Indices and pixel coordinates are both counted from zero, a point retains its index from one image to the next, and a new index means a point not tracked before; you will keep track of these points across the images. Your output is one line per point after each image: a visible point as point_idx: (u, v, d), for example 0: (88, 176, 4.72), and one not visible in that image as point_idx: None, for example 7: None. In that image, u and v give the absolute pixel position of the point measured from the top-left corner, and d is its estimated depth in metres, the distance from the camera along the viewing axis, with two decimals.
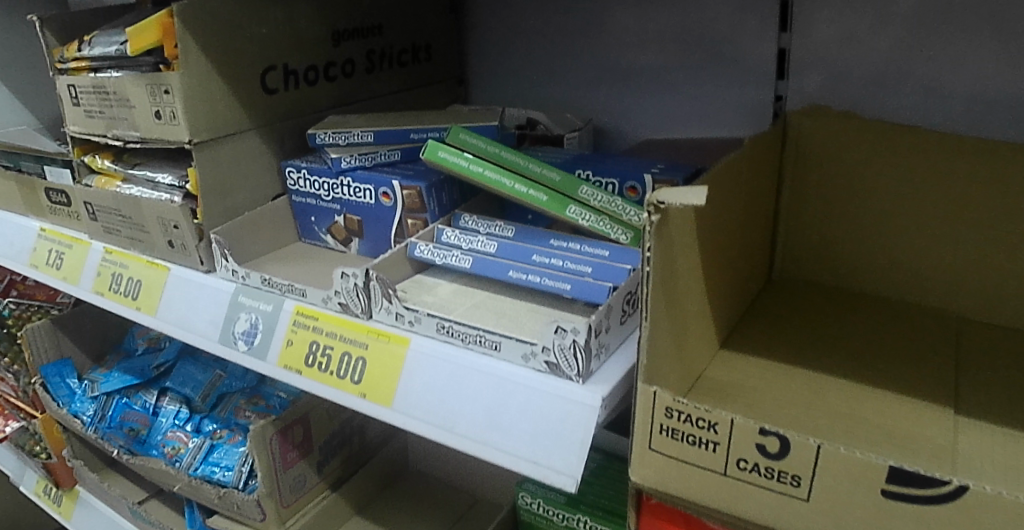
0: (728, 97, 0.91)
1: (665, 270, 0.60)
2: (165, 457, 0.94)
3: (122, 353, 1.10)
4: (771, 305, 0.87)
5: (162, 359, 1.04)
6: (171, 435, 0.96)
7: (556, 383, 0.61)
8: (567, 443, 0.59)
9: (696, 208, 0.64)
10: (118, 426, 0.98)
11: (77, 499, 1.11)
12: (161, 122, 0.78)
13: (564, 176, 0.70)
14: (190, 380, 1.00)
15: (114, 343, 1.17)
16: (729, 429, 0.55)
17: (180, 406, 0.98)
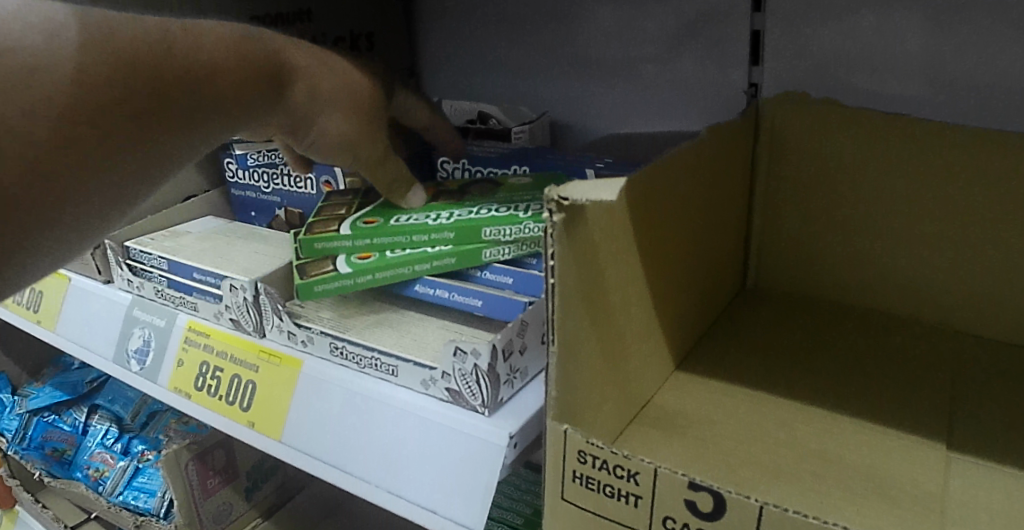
0: (696, 85, 0.83)
1: (585, 281, 0.51)
2: (88, 479, 0.91)
3: (61, 366, 1.08)
4: (741, 319, 0.77)
5: (95, 375, 1.04)
6: (97, 457, 0.92)
7: (459, 415, 0.52)
8: (468, 488, 0.50)
9: (630, 208, 0.55)
10: (39, 446, 0.95)
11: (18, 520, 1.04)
12: None
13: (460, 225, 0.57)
14: (121, 397, 1.00)
15: (53, 357, 1.12)
16: (653, 481, 0.45)
17: (110, 424, 0.96)
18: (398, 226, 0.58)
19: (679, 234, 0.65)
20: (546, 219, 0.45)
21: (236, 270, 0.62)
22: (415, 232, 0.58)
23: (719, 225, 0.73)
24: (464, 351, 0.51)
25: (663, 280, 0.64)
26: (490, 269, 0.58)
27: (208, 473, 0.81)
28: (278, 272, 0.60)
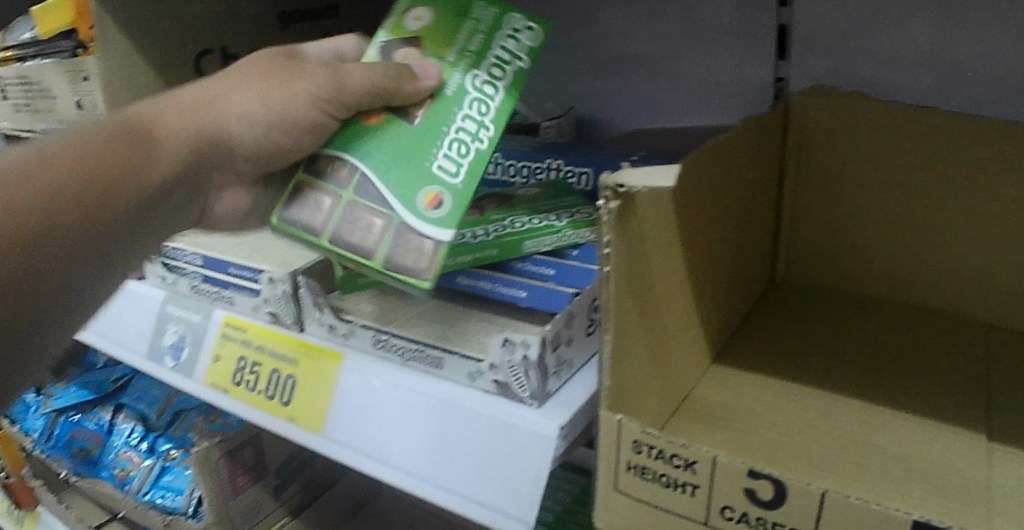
0: (722, 81, 0.82)
1: (633, 270, 0.51)
2: (115, 479, 0.92)
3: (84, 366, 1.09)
4: (774, 311, 0.77)
5: (118, 374, 1.03)
6: (123, 456, 0.93)
7: (506, 407, 0.52)
8: (519, 480, 0.50)
9: (674, 197, 0.55)
10: (66, 445, 0.97)
11: (39, 520, 1.03)
12: (82, 112, 0.68)
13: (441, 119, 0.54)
14: (146, 396, 0.98)
15: (76, 356, 1.11)
16: (711, 470, 0.45)
17: (134, 423, 0.95)
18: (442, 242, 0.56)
19: (715, 226, 0.65)
20: (602, 207, 0.46)
21: (271, 263, 0.61)
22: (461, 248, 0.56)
23: (751, 220, 0.73)
24: (513, 342, 0.50)
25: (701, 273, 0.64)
26: (531, 260, 0.58)
27: (238, 471, 0.81)
28: (316, 265, 0.59)
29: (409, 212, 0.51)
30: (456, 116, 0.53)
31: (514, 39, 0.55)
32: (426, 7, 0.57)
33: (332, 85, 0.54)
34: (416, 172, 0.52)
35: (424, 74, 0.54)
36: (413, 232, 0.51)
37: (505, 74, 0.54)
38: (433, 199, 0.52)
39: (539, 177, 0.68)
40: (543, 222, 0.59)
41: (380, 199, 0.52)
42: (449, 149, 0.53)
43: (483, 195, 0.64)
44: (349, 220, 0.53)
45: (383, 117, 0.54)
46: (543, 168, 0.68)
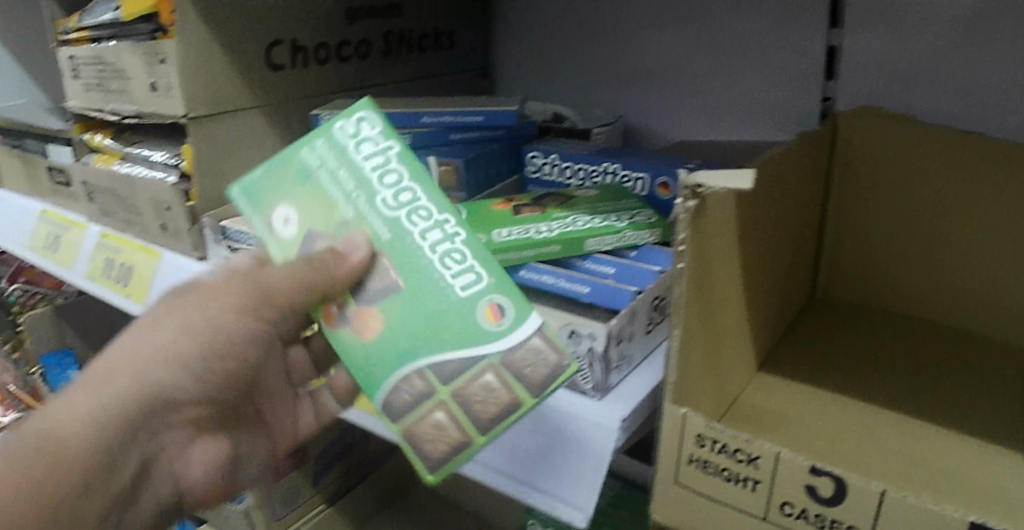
0: (770, 97, 0.84)
1: (698, 271, 0.52)
2: None
3: None
4: (816, 325, 0.78)
5: None
6: None
7: (568, 396, 0.54)
8: (579, 470, 0.52)
9: (736, 204, 0.57)
10: None
11: None
12: (156, 94, 0.69)
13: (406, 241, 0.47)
14: None
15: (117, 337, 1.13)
16: (773, 465, 0.47)
17: None
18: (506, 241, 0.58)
19: (768, 238, 0.67)
20: (679, 206, 0.49)
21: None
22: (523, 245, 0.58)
23: (798, 233, 0.75)
24: (581, 334, 0.52)
25: (754, 283, 0.65)
26: (592, 258, 0.60)
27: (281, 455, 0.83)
28: None
29: (490, 346, 0.46)
30: (414, 238, 0.47)
31: (349, 127, 0.48)
32: (280, 202, 0.49)
33: (287, 287, 0.47)
34: (459, 317, 0.47)
35: (350, 249, 0.47)
36: (512, 356, 0.46)
37: (389, 164, 0.48)
38: (495, 307, 0.47)
39: (595, 181, 0.69)
40: (604, 223, 0.60)
41: (463, 368, 0.47)
42: (449, 267, 0.47)
43: (543, 194, 0.65)
44: (436, 423, 0.47)
45: (375, 309, 0.48)
46: (599, 172, 0.68)
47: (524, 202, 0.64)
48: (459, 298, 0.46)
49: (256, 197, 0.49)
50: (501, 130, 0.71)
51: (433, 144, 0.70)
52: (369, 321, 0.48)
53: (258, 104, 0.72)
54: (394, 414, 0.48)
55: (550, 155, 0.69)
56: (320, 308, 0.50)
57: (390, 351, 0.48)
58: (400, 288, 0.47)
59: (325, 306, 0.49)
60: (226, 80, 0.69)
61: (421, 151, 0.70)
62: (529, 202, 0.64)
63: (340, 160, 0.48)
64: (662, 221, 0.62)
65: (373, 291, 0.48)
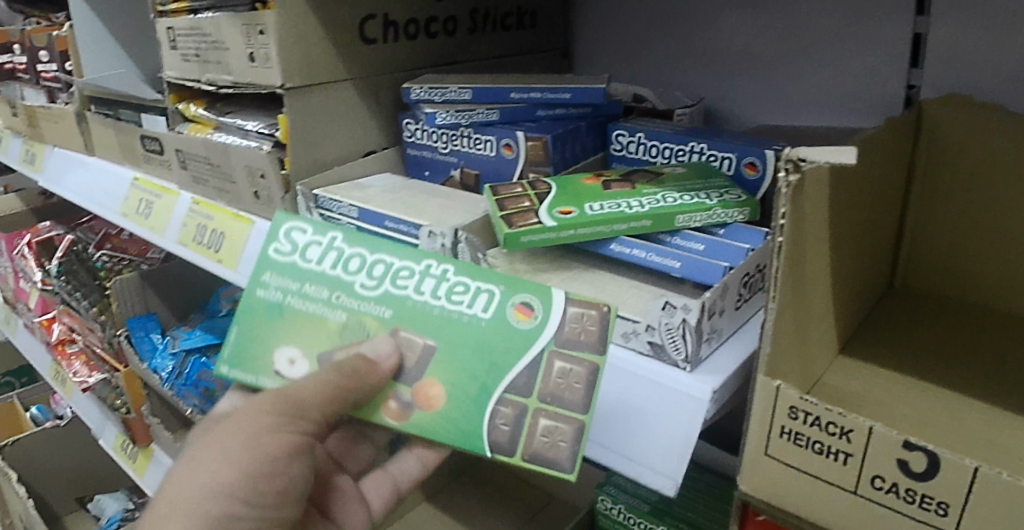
0: (853, 84, 0.81)
1: (792, 252, 0.52)
2: None
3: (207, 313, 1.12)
4: (895, 316, 0.77)
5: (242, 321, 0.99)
6: None
7: (659, 367, 0.54)
8: (669, 441, 0.52)
9: (827, 183, 0.55)
10: (194, 385, 0.98)
11: (151, 457, 1.08)
12: (254, 65, 0.71)
13: (406, 302, 0.56)
14: None
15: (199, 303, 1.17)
16: (865, 440, 0.48)
17: None
18: (597, 215, 0.59)
19: (849, 220, 0.65)
20: (781, 178, 0.49)
21: (428, 219, 0.64)
22: (614, 220, 0.59)
23: (875, 220, 0.72)
24: (674, 306, 0.53)
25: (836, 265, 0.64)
26: (680, 235, 0.60)
27: None
28: (477, 222, 0.62)
29: (542, 339, 0.53)
30: (409, 295, 0.56)
31: (287, 246, 0.59)
32: (274, 351, 0.59)
33: (328, 402, 0.55)
34: (501, 335, 0.54)
35: (381, 355, 0.55)
36: (561, 334, 0.53)
37: (341, 256, 0.58)
38: (520, 305, 0.54)
39: (680, 160, 0.69)
40: (694, 200, 0.61)
41: (533, 375, 0.54)
42: (458, 300, 0.55)
43: (631, 171, 0.66)
44: (545, 426, 0.54)
45: (426, 379, 0.56)
46: (685, 151, 0.69)
47: (613, 177, 0.65)
48: (488, 319, 0.54)
49: (242, 360, 0.59)
50: (587, 107, 0.72)
51: (520, 119, 0.72)
52: (428, 394, 0.56)
53: (351, 78, 0.74)
54: (505, 447, 0.54)
55: (636, 133, 0.70)
56: (380, 407, 0.57)
57: (462, 404, 0.55)
58: (435, 345, 0.55)
59: (385, 402, 0.57)
60: (321, 54, 0.71)
61: (510, 125, 0.71)
62: (618, 178, 0.65)
63: (300, 280, 0.59)
64: (750, 200, 0.62)
65: (412, 370, 0.56)
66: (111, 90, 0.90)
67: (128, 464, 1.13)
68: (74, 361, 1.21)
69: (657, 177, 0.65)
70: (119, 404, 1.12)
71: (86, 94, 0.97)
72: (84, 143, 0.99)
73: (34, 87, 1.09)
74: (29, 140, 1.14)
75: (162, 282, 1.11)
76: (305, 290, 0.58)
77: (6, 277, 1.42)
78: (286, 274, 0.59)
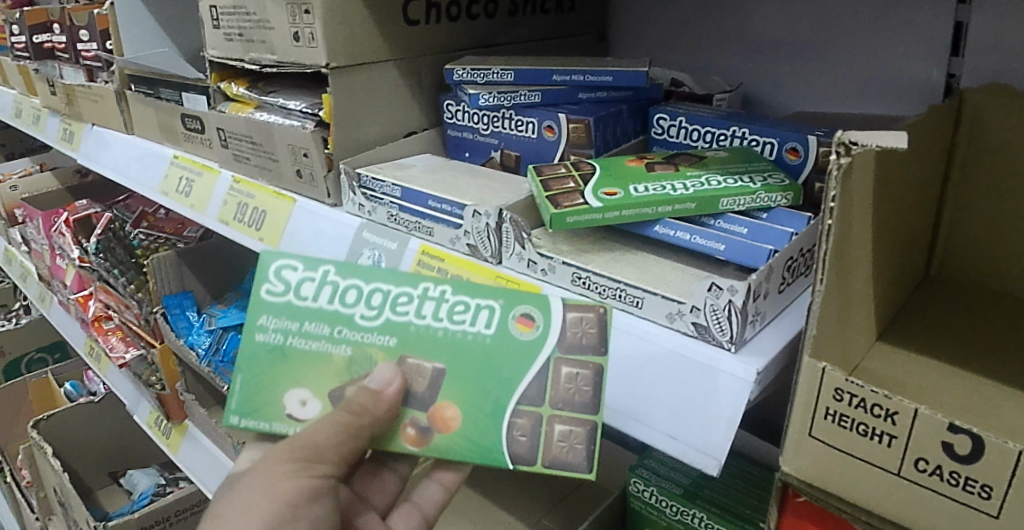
0: (891, 71, 0.80)
1: (839, 239, 0.51)
2: None
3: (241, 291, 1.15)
4: (933, 305, 0.75)
5: None
6: None
7: (703, 348, 0.54)
8: (712, 420, 0.52)
9: (872, 168, 0.54)
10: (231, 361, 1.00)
11: (185, 434, 1.12)
12: (298, 44, 0.72)
13: (409, 329, 0.57)
14: None
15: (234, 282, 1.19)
16: (910, 422, 0.48)
17: None
18: (642, 197, 0.60)
19: (889, 208, 0.63)
20: (833, 161, 0.48)
21: (472, 199, 0.65)
22: (659, 202, 0.59)
23: (914, 206, 0.70)
24: (721, 288, 0.53)
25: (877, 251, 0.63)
26: (725, 218, 0.60)
27: None
28: (521, 203, 0.63)
29: (546, 347, 0.56)
30: (411, 320, 0.57)
31: (280, 288, 0.59)
32: (283, 394, 0.59)
33: (346, 438, 0.57)
34: (506, 351, 0.56)
35: (385, 383, 0.56)
36: (564, 340, 0.56)
37: (336, 290, 0.58)
38: (521, 316, 0.56)
39: (721, 144, 0.69)
40: (738, 183, 0.61)
41: (543, 385, 0.56)
42: (460, 320, 0.57)
43: (673, 154, 0.67)
44: (561, 431, 0.56)
45: (440, 400, 0.57)
46: (727, 135, 0.69)
47: (657, 160, 0.66)
48: (492, 335, 0.56)
49: (251, 409, 0.59)
50: (627, 91, 0.73)
51: (562, 101, 0.73)
52: (444, 415, 0.57)
53: (394, 59, 0.76)
54: (525, 457, 0.56)
55: (677, 117, 0.71)
56: (399, 435, 0.59)
57: (479, 421, 0.57)
58: (444, 367, 0.57)
59: (402, 429, 0.59)
60: (365, 34, 0.72)
61: (552, 106, 0.72)
62: (661, 160, 0.66)
63: (298, 318, 0.59)
64: (794, 185, 0.61)
65: (423, 395, 0.58)
66: (153, 69, 0.92)
67: (161, 439, 1.17)
68: (110, 336, 1.23)
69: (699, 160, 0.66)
70: (153, 380, 1.15)
71: (125, 74, 0.99)
72: (123, 122, 1.02)
73: (73, 67, 1.11)
74: (68, 118, 1.17)
75: (196, 259, 1.13)
76: (304, 329, 0.59)
77: (41, 254, 1.45)
78: (282, 315, 0.59)
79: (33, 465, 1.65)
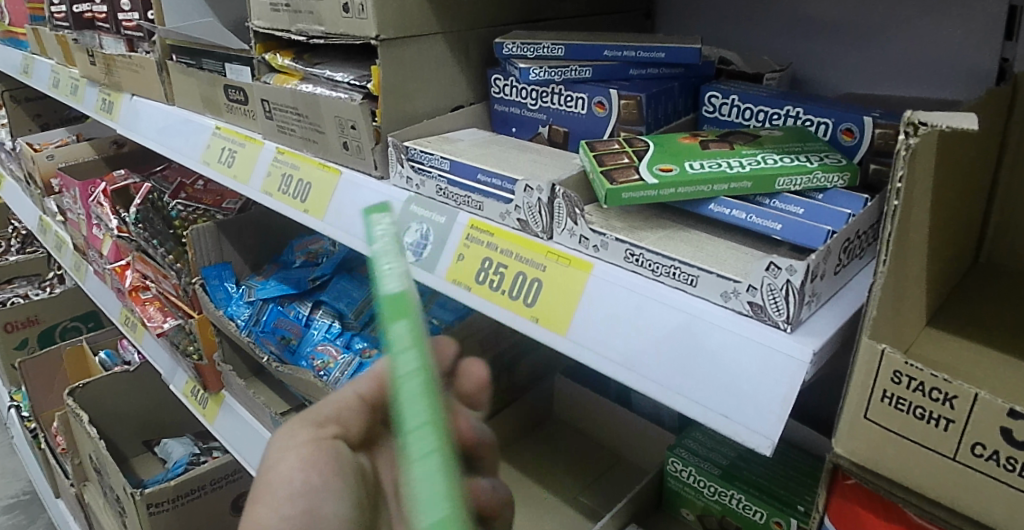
0: (944, 55, 0.78)
1: (905, 223, 0.49)
2: (313, 369, 0.96)
3: (281, 264, 1.15)
4: (982, 295, 0.71)
5: (318, 274, 1.06)
6: (322, 349, 0.97)
7: (759, 328, 0.54)
8: (767, 400, 0.51)
9: (940, 149, 0.52)
10: (272, 331, 1.02)
11: (222, 404, 1.14)
12: (347, 16, 0.71)
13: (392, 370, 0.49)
14: (345, 295, 1.01)
15: (271, 254, 1.20)
16: (969, 407, 0.47)
17: (333, 320, 1.00)
18: (698, 175, 0.59)
19: (953, 190, 0.59)
20: (900, 142, 0.46)
21: (523, 173, 0.66)
22: (714, 181, 0.59)
23: (970, 194, 0.66)
24: (779, 267, 0.52)
25: (935, 235, 0.59)
26: (780, 198, 0.59)
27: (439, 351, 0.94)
28: (573, 178, 0.63)
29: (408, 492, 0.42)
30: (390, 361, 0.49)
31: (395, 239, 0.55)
32: None
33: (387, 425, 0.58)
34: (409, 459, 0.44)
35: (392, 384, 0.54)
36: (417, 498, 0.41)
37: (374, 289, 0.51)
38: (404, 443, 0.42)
39: (774, 124, 0.68)
40: (794, 162, 0.60)
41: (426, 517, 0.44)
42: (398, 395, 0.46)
43: (728, 133, 0.67)
44: None
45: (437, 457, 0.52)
46: (780, 115, 0.68)
47: (711, 138, 0.66)
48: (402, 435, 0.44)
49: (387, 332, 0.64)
50: (680, 68, 0.73)
51: (612, 77, 0.73)
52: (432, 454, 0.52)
53: (441, 33, 0.76)
54: None
55: (730, 96, 0.70)
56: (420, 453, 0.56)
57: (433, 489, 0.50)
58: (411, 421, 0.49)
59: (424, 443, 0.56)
60: (415, 5, 0.72)
61: (602, 83, 0.73)
62: (715, 138, 0.66)
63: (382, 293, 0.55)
64: (850, 166, 0.60)
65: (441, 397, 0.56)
66: (196, 38, 0.92)
67: (197, 409, 1.19)
68: (148, 306, 1.24)
69: (754, 138, 0.65)
70: (190, 350, 1.16)
71: (167, 44, 1.00)
72: (163, 93, 1.03)
73: (114, 36, 1.12)
74: (108, 88, 1.18)
75: (235, 231, 1.14)
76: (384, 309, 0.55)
77: (77, 223, 1.46)
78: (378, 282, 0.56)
79: (67, 433, 1.68)
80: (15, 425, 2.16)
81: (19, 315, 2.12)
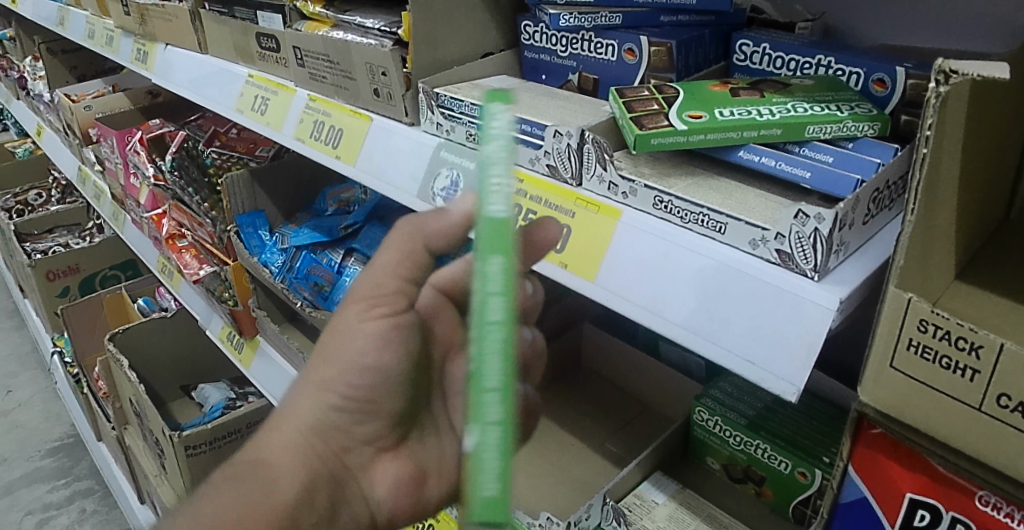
0: (983, 4, 0.75)
1: (938, 171, 0.48)
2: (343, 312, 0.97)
3: (314, 212, 1.17)
4: (1013, 250, 0.70)
5: (349, 222, 1.08)
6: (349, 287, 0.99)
7: (786, 276, 0.54)
8: (790, 347, 0.52)
9: (977, 97, 0.50)
10: (305, 278, 1.05)
11: (258, 349, 1.17)
12: None
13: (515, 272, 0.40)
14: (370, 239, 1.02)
15: (304, 202, 1.22)
16: (995, 357, 0.47)
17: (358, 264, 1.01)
18: (727, 121, 0.59)
19: (988, 140, 0.58)
20: (930, 90, 0.46)
21: (552, 119, 0.66)
22: (743, 127, 0.59)
23: (1005, 147, 0.64)
24: (808, 215, 0.52)
25: (968, 188, 0.58)
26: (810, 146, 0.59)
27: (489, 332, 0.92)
28: (602, 125, 0.63)
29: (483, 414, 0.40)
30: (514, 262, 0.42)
31: None
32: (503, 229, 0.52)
33: None
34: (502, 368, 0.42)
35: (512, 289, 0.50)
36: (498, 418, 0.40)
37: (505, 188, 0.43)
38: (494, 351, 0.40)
39: (805, 73, 0.67)
40: (825, 111, 0.60)
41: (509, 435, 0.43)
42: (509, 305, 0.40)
43: (759, 80, 0.66)
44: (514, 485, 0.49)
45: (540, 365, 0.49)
46: (812, 64, 0.67)
47: (741, 85, 0.65)
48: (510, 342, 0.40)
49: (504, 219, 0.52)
50: (711, 15, 0.73)
51: (642, 24, 0.72)
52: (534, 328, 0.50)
53: None
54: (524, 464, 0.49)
55: (761, 44, 0.69)
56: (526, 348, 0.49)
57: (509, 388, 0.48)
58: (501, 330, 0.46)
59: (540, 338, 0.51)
60: None
61: (632, 29, 0.72)
62: (746, 85, 0.65)
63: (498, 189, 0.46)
64: (881, 115, 0.60)
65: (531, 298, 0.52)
66: None
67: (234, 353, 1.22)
68: (184, 254, 1.28)
69: (786, 85, 0.65)
70: (226, 297, 1.19)
71: None
72: (197, 41, 1.04)
73: None
74: (143, 38, 1.20)
75: (268, 179, 1.16)
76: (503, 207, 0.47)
77: (115, 172, 1.49)
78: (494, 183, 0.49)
79: (109, 377, 1.73)
80: (61, 370, 2.24)
81: (60, 265, 2.18)
